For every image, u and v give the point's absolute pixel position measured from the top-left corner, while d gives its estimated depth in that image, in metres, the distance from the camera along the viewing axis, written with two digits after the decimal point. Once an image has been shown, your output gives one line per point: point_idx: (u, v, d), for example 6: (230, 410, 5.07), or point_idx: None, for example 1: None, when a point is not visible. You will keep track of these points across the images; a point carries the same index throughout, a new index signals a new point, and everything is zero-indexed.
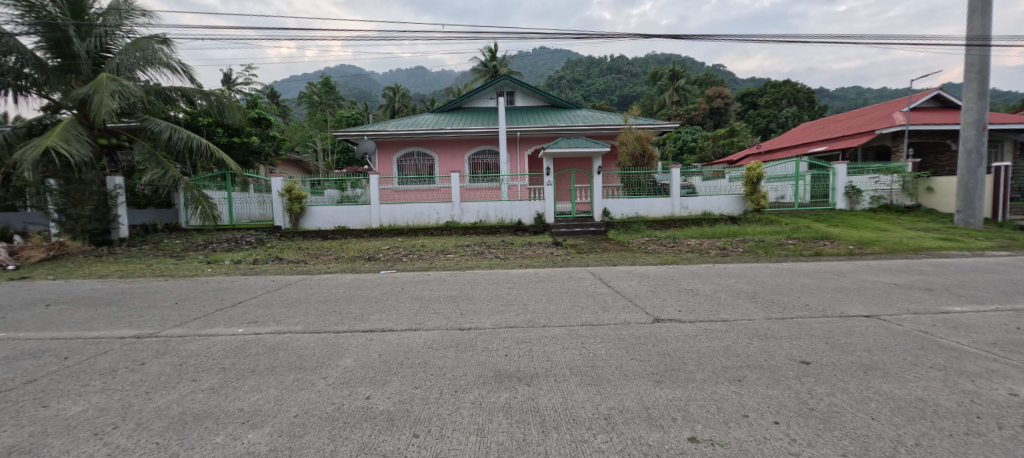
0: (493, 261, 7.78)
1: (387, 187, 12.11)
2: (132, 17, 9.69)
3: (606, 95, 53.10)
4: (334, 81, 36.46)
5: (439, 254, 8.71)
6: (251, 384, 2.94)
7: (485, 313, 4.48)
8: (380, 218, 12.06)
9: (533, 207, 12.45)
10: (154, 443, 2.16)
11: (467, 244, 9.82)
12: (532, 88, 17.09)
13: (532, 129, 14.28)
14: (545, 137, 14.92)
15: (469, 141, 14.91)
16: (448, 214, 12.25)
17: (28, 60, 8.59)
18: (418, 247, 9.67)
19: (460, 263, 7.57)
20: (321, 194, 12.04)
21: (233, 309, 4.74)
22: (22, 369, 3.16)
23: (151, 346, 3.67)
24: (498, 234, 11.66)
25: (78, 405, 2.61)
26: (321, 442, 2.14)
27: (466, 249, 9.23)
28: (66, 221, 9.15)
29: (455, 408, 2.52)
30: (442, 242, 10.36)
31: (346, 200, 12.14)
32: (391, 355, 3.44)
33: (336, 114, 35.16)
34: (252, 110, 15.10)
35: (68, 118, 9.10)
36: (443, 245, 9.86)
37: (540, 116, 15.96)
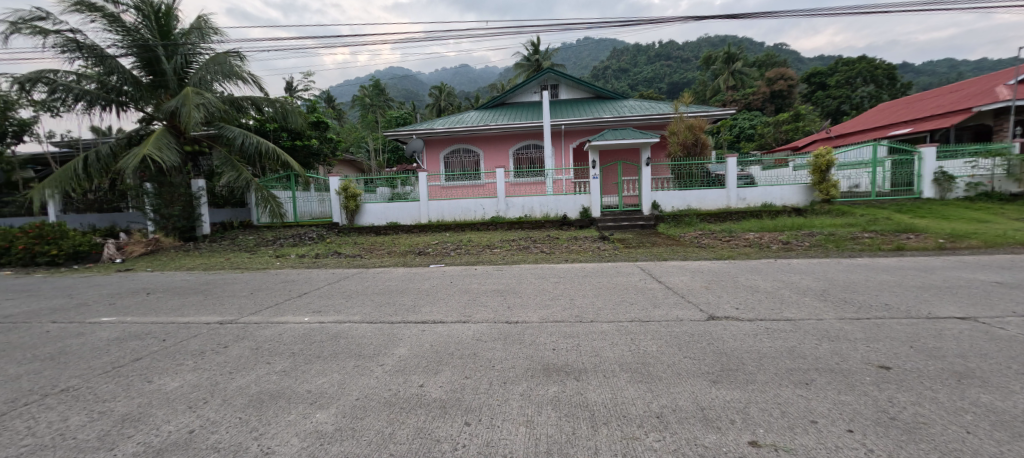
0: (539, 255, 7.80)
1: (435, 183, 12.48)
2: (210, 36, 10.71)
3: (654, 83, 50.87)
4: (383, 83, 38.11)
5: (485, 248, 8.85)
6: (317, 368, 3.28)
7: (537, 306, 4.52)
8: (429, 214, 12.44)
9: (579, 201, 12.24)
10: (237, 417, 2.62)
11: (512, 239, 9.91)
12: (577, 80, 16.81)
13: (577, 123, 14.03)
14: (591, 129, 14.61)
15: (513, 136, 14.99)
16: (493, 209, 12.39)
17: (127, 78, 9.78)
18: (465, 241, 9.87)
19: (506, 258, 7.67)
20: (373, 191, 12.56)
21: (299, 300, 5.13)
22: (131, 349, 3.71)
23: (231, 331, 4.09)
24: (544, 229, 11.65)
25: (175, 381, 3.12)
26: (381, 424, 2.44)
27: (512, 243, 9.33)
28: (160, 219, 10.44)
29: (505, 399, 2.64)
30: (488, 237, 10.53)
31: (397, 197, 12.61)
32: (441, 345, 3.61)
33: (386, 115, 36.80)
34: (311, 114, 16.21)
35: (160, 129, 10.22)
36: (489, 240, 10.00)
37: (586, 108, 15.68)
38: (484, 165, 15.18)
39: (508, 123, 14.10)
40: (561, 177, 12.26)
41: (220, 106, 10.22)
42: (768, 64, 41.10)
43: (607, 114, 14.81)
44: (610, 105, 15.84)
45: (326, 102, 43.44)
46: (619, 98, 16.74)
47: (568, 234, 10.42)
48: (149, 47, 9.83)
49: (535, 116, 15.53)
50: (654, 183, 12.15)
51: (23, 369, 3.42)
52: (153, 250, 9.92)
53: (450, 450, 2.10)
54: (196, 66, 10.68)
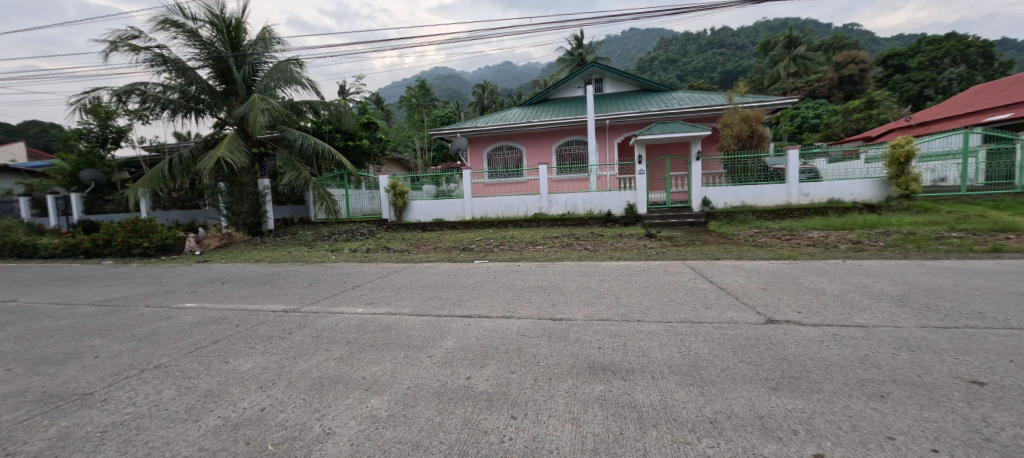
0: (583, 252, 7.71)
1: (478, 180, 12.81)
2: (273, 45, 11.54)
3: (704, 73, 48.20)
4: (428, 83, 39.32)
5: (528, 245, 8.89)
6: (371, 357, 3.46)
7: (583, 303, 4.49)
8: (473, 211, 12.66)
9: (624, 197, 11.97)
10: (300, 398, 2.85)
11: (555, 236, 9.88)
12: (622, 73, 16.37)
13: (622, 117, 13.68)
14: (637, 124, 14.19)
15: (555, 132, 14.89)
16: (536, 206, 12.39)
17: (203, 87, 10.80)
18: (508, 238, 9.97)
19: (550, 254, 7.67)
20: (419, 189, 12.97)
21: (352, 291, 5.44)
22: (210, 332, 4.14)
23: (294, 319, 4.42)
24: (588, 226, 11.50)
25: (247, 363, 3.45)
26: (430, 414, 2.54)
27: (555, 240, 9.30)
28: (232, 216, 11.51)
29: (550, 395, 2.65)
30: (530, 233, 10.58)
31: (442, 194, 12.96)
32: (487, 339, 3.67)
33: (431, 114, 37.88)
34: (362, 116, 17.05)
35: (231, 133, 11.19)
36: (532, 236, 10.03)
37: (631, 102, 15.25)
38: (526, 161, 15.23)
39: (551, 119, 14.03)
40: (603, 174, 11.97)
41: (282, 111, 11.00)
42: (834, 47, 37.65)
43: (653, 107, 14.31)
44: (657, 99, 15.28)
45: (376, 104, 45.58)
46: (667, 90, 16.10)
47: (613, 231, 10.22)
48: (221, 58, 10.80)
49: (578, 111, 15.33)
50: (705, 178, 11.60)
51: (125, 346, 3.93)
52: (225, 244, 10.91)
53: (498, 442, 2.15)
54: (262, 74, 11.55)
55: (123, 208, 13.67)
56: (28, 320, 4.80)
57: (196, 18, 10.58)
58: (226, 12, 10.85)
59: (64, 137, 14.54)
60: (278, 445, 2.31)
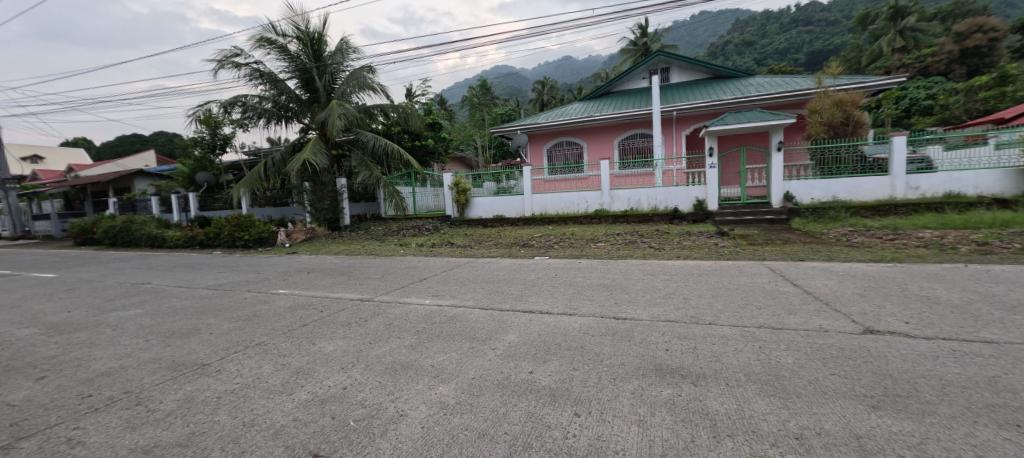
0: (646, 251, 7.41)
1: (539, 177, 12.70)
2: (349, 54, 12.49)
3: (786, 55, 43.49)
4: (488, 82, 40.29)
5: (589, 242, 8.75)
6: (438, 346, 3.65)
7: (652, 302, 4.35)
8: (532, 207, 12.75)
9: (692, 193, 11.31)
10: (376, 381, 3.10)
11: (617, 233, 9.64)
12: (691, 60, 15.44)
13: (690, 107, 12.90)
14: (708, 114, 13.30)
15: (617, 126, 14.47)
16: (597, 202, 12.17)
17: (292, 97, 12.03)
18: (568, 235, 9.90)
19: (612, 252, 7.50)
20: (480, 186, 13.30)
21: (420, 284, 5.76)
22: (300, 316, 4.64)
23: (369, 307, 4.80)
24: (652, 223, 11.04)
25: (331, 346, 3.81)
26: (495, 404, 2.62)
27: (616, 237, 9.05)
28: (315, 212, 12.74)
29: (615, 395, 2.60)
30: (591, 230, 10.41)
31: (502, 191, 13.19)
32: (549, 335, 3.70)
33: (492, 113, 38.87)
34: (427, 117, 17.91)
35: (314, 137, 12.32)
36: (593, 233, 9.85)
37: (701, 91, 14.30)
38: (587, 157, 14.98)
39: (613, 113, 13.63)
40: (669, 168, 11.53)
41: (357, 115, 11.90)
42: (953, 15, 31.92)
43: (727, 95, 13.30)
44: (732, 86, 14.17)
45: (439, 105, 47.68)
46: (742, 76, 14.90)
47: (680, 229, 9.71)
48: (306, 69, 11.93)
49: (642, 103, 14.72)
50: (787, 171, 10.57)
51: (233, 325, 4.54)
52: (309, 237, 12.35)
53: (562, 437, 2.16)
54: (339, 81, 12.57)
55: (228, 205, 15.71)
56: (160, 299, 5.74)
57: (285, 34, 11.77)
58: (310, 26, 11.95)
59: (183, 144, 17.05)
60: (358, 421, 2.54)
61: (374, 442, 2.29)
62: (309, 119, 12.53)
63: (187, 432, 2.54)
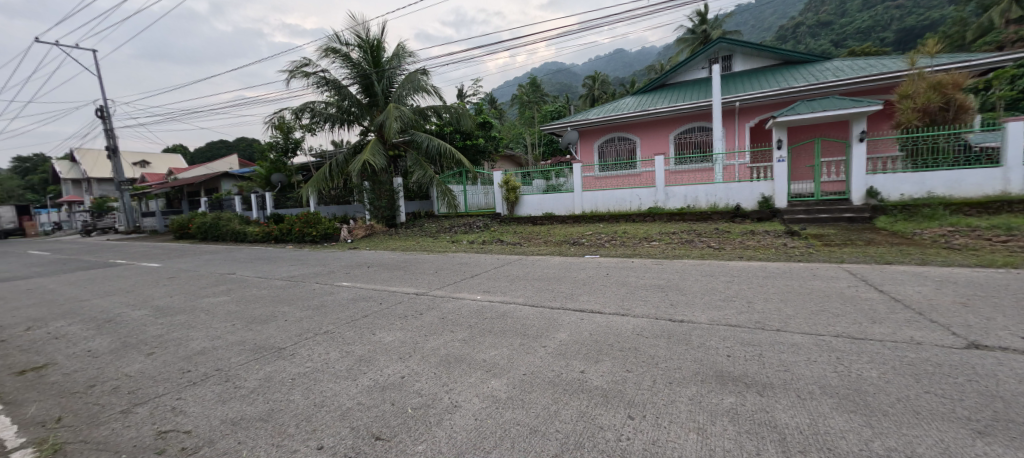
0: (705, 250, 7.03)
1: (589, 174, 12.54)
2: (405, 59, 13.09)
3: (870, 34, 38.80)
4: (537, 79, 40.38)
5: (642, 241, 8.47)
6: (490, 341, 3.74)
7: (714, 305, 4.14)
8: (583, 205, 12.59)
9: (756, 189, 10.55)
10: (432, 371, 3.24)
11: (672, 232, 9.24)
12: (757, 47, 14.39)
13: (755, 98, 12.03)
14: (776, 103, 12.33)
15: (672, 120, 13.85)
16: (651, 200, 11.75)
17: (353, 101, 12.83)
18: (620, 233, 9.65)
19: (666, 251, 7.21)
20: (530, 183, 13.33)
21: (472, 280, 5.93)
22: (361, 308, 4.97)
23: (424, 301, 5.03)
24: (711, 222, 10.44)
25: (389, 336, 4.04)
26: (546, 402, 2.64)
27: (671, 236, 8.68)
28: (374, 210, 13.53)
29: (671, 400, 2.51)
30: (645, 229, 10.07)
31: (551, 189, 13.13)
32: (601, 335, 3.65)
33: (542, 110, 39.03)
34: (479, 116, 18.34)
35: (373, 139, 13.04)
36: (646, 232, 9.52)
37: (768, 79, 13.24)
38: (640, 152, 14.50)
39: (668, 106, 13.05)
40: (730, 162, 10.81)
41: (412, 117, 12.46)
42: None
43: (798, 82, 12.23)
44: (805, 72, 12.97)
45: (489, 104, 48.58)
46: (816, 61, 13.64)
47: (742, 228, 9.11)
48: (366, 75, 12.68)
49: (701, 95, 13.94)
50: (870, 164, 9.58)
51: (304, 313, 4.98)
52: (369, 233, 13.01)
53: (615, 440, 2.13)
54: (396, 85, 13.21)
55: (298, 203, 17.14)
56: (243, 288, 6.43)
57: (348, 43, 12.60)
58: (370, 34, 12.71)
59: (260, 148, 18.84)
60: (416, 409, 2.67)
61: (430, 430, 2.40)
62: (368, 122, 13.29)
63: (267, 409, 2.82)
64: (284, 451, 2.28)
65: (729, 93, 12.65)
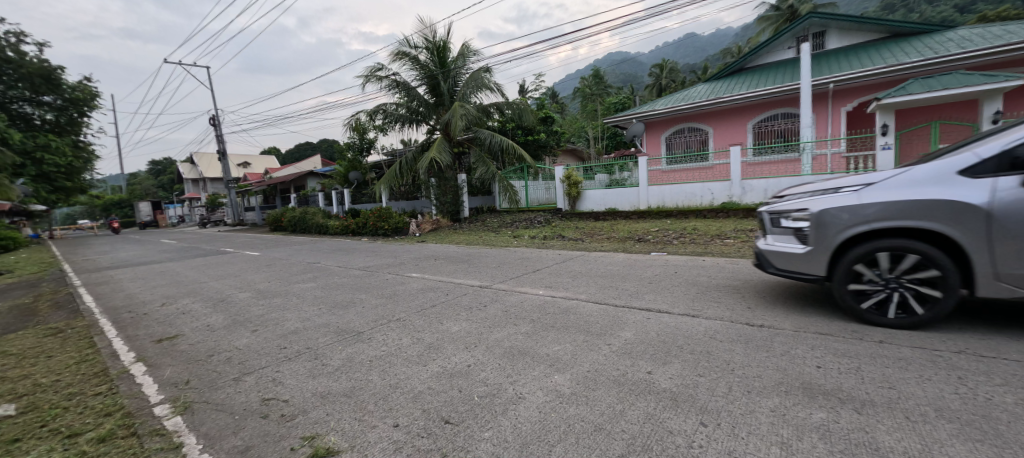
0: None
1: (655, 168, 12.04)
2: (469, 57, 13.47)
3: None
4: (599, 70, 39.35)
5: (714, 238, 7.95)
6: (552, 336, 3.77)
7: (802, 311, 3.79)
8: (648, 200, 12.08)
9: None
10: (496, 362, 3.36)
11: (749, 229, 8.54)
12: (857, 20, 12.70)
13: (854, 79, 10.64)
14: (881, 84, 10.82)
15: (751, 107, 12.77)
16: (725, 195, 10.96)
17: (421, 101, 13.50)
18: (689, 230, 9.13)
19: (743, 250, 6.72)
20: (592, 178, 13.00)
21: (534, 275, 6.00)
22: (430, 298, 5.27)
23: (487, 293, 5.22)
24: None
25: (456, 326, 4.25)
26: (612, 400, 2.62)
27: (748, 234, 8.03)
28: (440, 206, 14.20)
29: (749, 410, 2.36)
30: (717, 225, 9.42)
31: (615, 183, 12.75)
32: (669, 336, 3.52)
33: (605, 102, 37.93)
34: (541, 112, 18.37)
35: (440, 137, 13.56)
36: (718, 228, 8.91)
37: (870, 56, 11.62)
38: (713, 143, 13.57)
39: (748, 92, 12.00)
40: (821, 151, 9.81)
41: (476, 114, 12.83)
42: None
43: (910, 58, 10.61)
44: (920, 46, 11.19)
45: (550, 98, 48.37)
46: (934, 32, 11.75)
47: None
48: (433, 76, 13.29)
49: (786, 78, 12.63)
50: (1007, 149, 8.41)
51: (379, 301, 5.41)
52: (435, 228, 13.64)
53: (686, 446, 2.05)
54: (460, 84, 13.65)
55: (372, 199, 18.50)
56: (327, 276, 7.13)
57: (417, 46, 13.25)
58: (437, 36, 13.25)
59: (339, 149, 20.61)
60: (482, 398, 2.80)
61: (496, 419, 2.50)
62: (434, 120, 13.87)
63: (350, 386, 3.13)
64: (364, 426, 2.52)
65: (821, 74, 11.33)
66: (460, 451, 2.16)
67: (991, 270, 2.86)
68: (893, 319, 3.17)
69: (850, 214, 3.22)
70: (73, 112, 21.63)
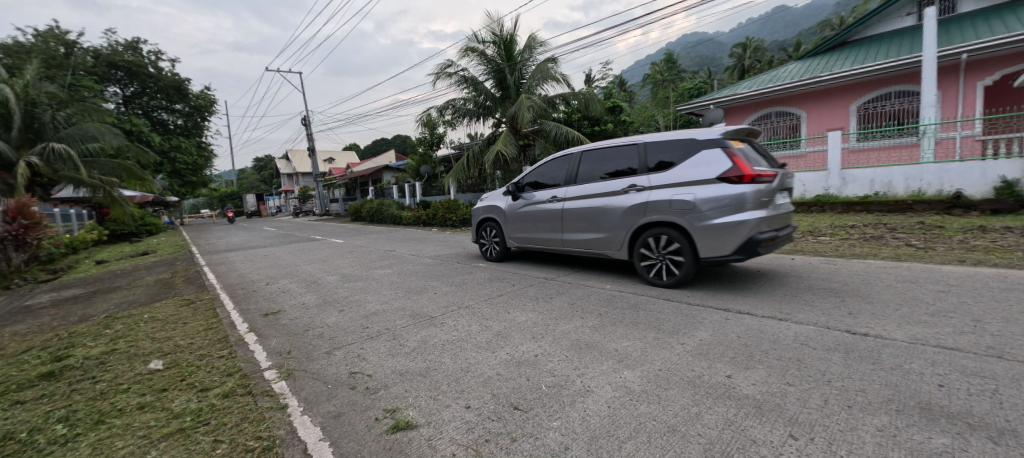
0: (904, 251, 5.61)
1: None
2: (535, 49, 13.44)
3: None
4: None
5: (805, 235, 7.17)
6: (621, 332, 3.72)
7: (919, 320, 3.32)
8: None
9: (993, 171, 7.88)
10: (564, 354, 3.41)
11: (849, 225, 7.59)
12: None
13: (997, 47, 8.85)
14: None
15: (857, 86, 11.23)
16: (821, 186, 9.89)
17: (488, 96, 13.81)
18: None
19: (843, 249, 6.03)
20: None
21: (601, 268, 5.93)
22: (497, 288, 5.46)
23: (554, 285, 5.28)
24: (913, 214, 8.19)
25: (522, 316, 4.36)
26: (687, 402, 2.53)
27: (850, 231, 7.15)
28: None
29: (850, 426, 2.14)
30: (809, 221, 8.50)
31: None
32: (751, 339, 3.29)
33: (677, 88, 35.50)
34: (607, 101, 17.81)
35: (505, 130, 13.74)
36: (811, 224, 8.07)
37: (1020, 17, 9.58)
38: (807, 128, 12.19)
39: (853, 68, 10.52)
40: (947, 135, 8.61)
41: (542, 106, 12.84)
42: None
43: None
44: None
45: (616, 86, 46.48)
46: None
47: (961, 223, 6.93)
48: (500, 69, 13.50)
49: (902, 51, 10.87)
50: None
51: (450, 288, 5.73)
52: None
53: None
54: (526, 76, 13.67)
55: (440, 191, 19.39)
56: (402, 263, 7.68)
57: (485, 41, 13.53)
58: (504, 30, 13.39)
59: (410, 144, 21.84)
60: (549, 388, 2.86)
61: (564, 409, 2.55)
62: (500, 113, 14.11)
63: (425, 367, 3.38)
64: (439, 404, 2.72)
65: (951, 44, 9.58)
66: (529, 437, 2.25)
67: (511, 233, 6.63)
68: (495, 256, 6.99)
69: (482, 208, 7.10)
70: (198, 117, 25.45)
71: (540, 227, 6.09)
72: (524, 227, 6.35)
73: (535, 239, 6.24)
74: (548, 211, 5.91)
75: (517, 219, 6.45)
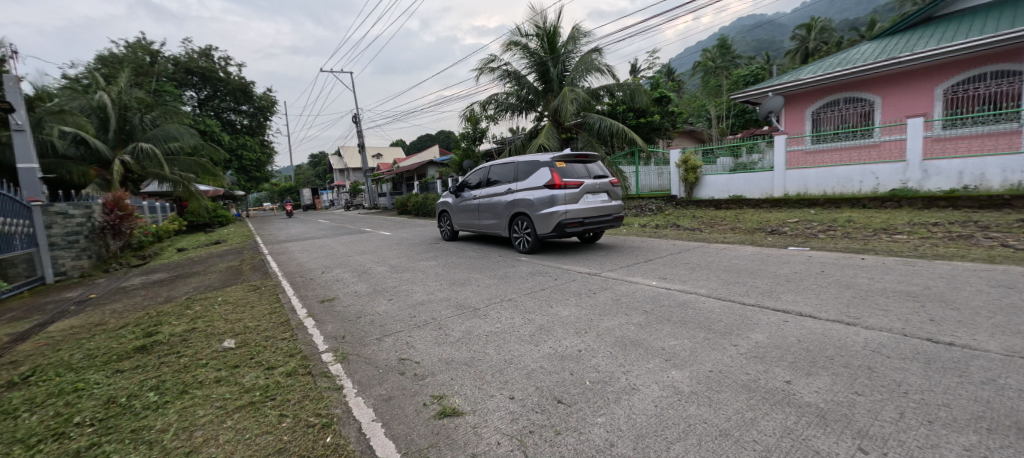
0: (999, 252, 4.99)
1: (795, 148, 10.35)
2: (579, 40, 13.18)
3: None
4: None
5: (878, 233, 6.55)
6: (668, 330, 3.63)
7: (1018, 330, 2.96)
8: (785, 187, 10.52)
9: None
10: (608, 350, 3.39)
11: (930, 222, 6.85)
12: None
13: None
14: None
15: (948, 66, 10.00)
16: (897, 179, 8.94)
17: (531, 89, 13.77)
18: (843, 222, 7.69)
19: (923, 249, 5.47)
20: (713, 162, 11.82)
21: (646, 265, 5.80)
22: (539, 282, 5.50)
23: (597, 281, 5.24)
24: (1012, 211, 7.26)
25: (565, 311, 4.37)
26: (741, 406, 2.43)
27: (930, 229, 6.47)
28: None
29: (930, 443, 1.97)
30: (881, 217, 7.77)
31: (740, 167, 11.43)
32: (814, 344, 3.09)
33: (730, 74, 33.36)
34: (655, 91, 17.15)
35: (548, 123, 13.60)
36: (885, 221, 7.37)
37: None
38: (883, 115, 11.05)
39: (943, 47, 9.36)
40: None
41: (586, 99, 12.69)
42: None
43: None
44: None
45: (663, 75, 44.50)
46: None
47: None
48: (542, 62, 13.39)
49: (1005, 24, 9.51)
50: None
51: (492, 281, 5.84)
52: None
53: None
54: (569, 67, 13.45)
55: None
56: (445, 255, 7.93)
57: (528, 34, 13.46)
58: (547, 22, 13.24)
59: (453, 139, 22.28)
60: (594, 383, 2.86)
61: (610, 406, 2.54)
62: (542, 107, 14.02)
63: (469, 357, 3.49)
64: (484, 393, 2.81)
65: None
66: (574, 431, 2.27)
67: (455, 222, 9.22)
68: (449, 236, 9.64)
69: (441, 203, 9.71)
70: (261, 117, 27.42)
71: (468, 216, 8.72)
72: (461, 216, 8.94)
73: (466, 225, 8.86)
74: (470, 206, 8.52)
75: (456, 211, 9.11)
